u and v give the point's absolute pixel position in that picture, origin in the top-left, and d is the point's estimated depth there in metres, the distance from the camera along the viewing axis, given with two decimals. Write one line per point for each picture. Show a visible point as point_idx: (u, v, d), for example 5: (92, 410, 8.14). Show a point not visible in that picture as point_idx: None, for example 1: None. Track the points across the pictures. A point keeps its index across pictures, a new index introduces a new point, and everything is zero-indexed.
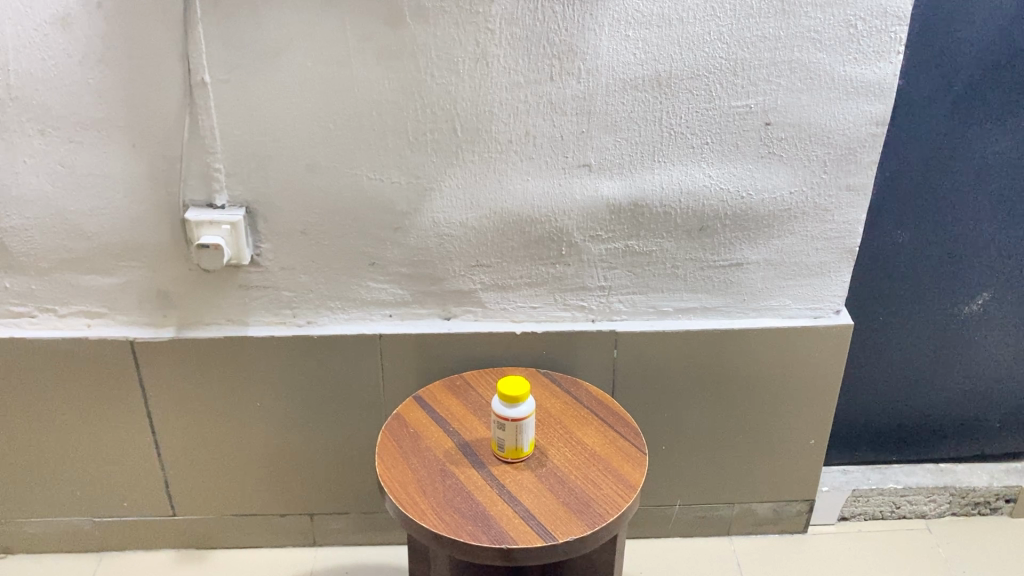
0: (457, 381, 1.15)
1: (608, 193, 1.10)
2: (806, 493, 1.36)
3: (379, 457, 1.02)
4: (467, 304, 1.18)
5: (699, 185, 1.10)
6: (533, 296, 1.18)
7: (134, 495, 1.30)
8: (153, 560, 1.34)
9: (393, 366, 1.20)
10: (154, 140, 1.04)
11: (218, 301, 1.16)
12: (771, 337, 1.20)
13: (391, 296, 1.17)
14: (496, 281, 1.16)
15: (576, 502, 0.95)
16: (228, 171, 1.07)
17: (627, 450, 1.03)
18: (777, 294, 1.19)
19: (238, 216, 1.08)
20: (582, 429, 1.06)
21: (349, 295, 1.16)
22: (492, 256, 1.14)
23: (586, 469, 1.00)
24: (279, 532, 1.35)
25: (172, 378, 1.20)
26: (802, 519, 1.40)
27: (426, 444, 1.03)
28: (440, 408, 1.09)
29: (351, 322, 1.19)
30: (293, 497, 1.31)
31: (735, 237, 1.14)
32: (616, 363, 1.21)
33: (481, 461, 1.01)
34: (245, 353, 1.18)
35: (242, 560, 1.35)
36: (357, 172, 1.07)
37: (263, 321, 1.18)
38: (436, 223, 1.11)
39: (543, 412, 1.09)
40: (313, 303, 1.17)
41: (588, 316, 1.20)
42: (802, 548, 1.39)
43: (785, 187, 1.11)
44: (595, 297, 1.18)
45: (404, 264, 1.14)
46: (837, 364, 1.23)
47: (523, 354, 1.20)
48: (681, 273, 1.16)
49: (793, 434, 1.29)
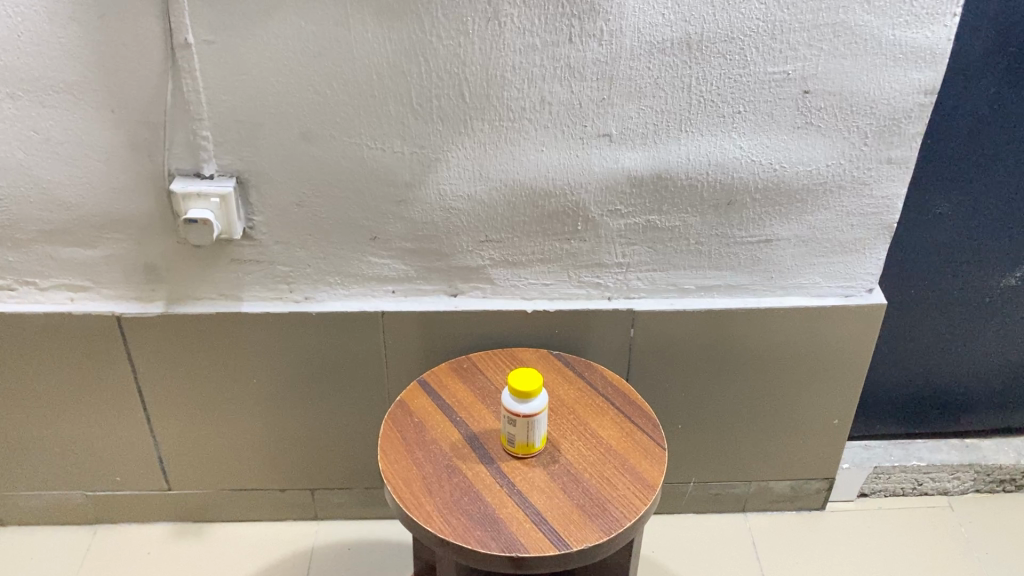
0: (463, 363, 1.08)
1: (629, 164, 1.01)
2: (827, 471, 1.30)
3: (381, 450, 0.96)
4: (475, 281, 1.10)
5: (729, 157, 1.01)
6: (546, 273, 1.10)
7: (127, 470, 1.25)
8: (150, 534, 1.30)
9: (396, 344, 1.13)
10: (134, 105, 0.95)
11: (208, 277, 1.08)
12: (799, 316, 1.13)
13: (393, 272, 1.09)
14: (507, 258, 1.08)
15: (591, 504, 0.90)
16: (217, 138, 0.98)
17: (644, 444, 0.97)
18: (807, 272, 1.11)
19: (227, 187, 0.99)
20: (597, 420, 1.00)
21: (348, 270, 1.09)
22: (502, 231, 1.06)
23: (602, 467, 0.94)
24: (280, 506, 1.30)
25: (161, 352, 1.13)
26: (821, 498, 1.34)
27: (431, 435, 0.97)
28: (445, 394, 1.03)
29: (351, 298, 1.11)
30: (293, 473, 1.27)
31: (765, 212, 1.06)
32: (632, 342, 1.14)
33: (489, 457, 0.95)
34: (238, 329, 1.11)
35: (240, 536, 1.31)
36: (357, 141, 0.98)
37: (257, 296, 1.11)
38: (442, 196, 1.03)
39: (555, 399, 1.02)
40: (311, 278, 1.09)
41: (604, 294, 1.12)
42: (820, 527, 1.34)
43: (821, 159, 1.02)
44: (612, 274, 1.10)
45: (408, 239, 1.06)
46: (867, 343, 1.16)
47: (535, 333, 1.13)
48: (705, 249, 1.08)
49: (817, 412, 1.23)
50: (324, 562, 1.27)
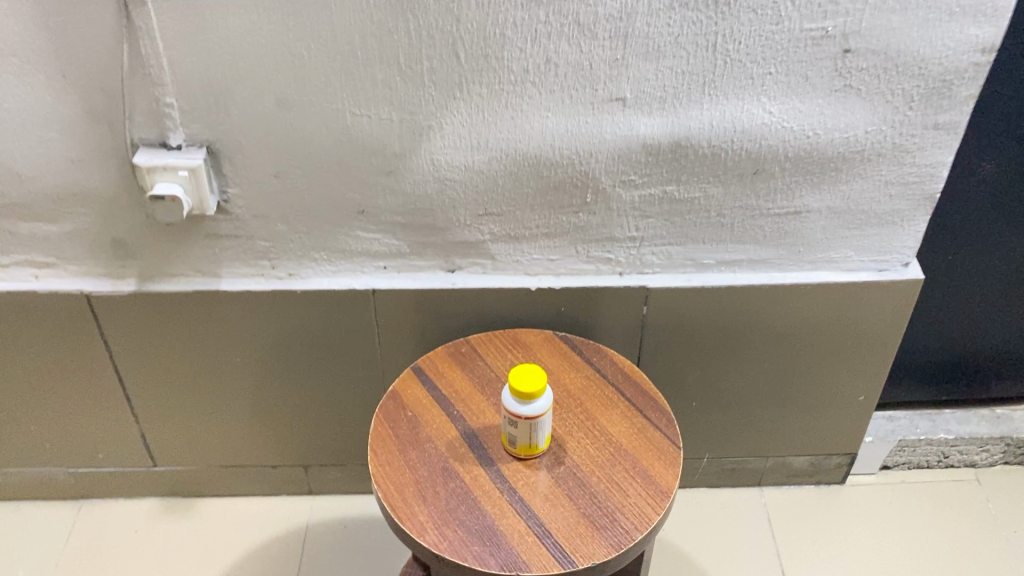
0: (462, 346, 0.99)
1: (645, 131, 0.90)
2: (849, 447, 1.23)
3: (371, 449, 0.88)
4: (473, 256, 1.01)
5: (757, 123, 0.90)
6: (551, 248, 1.00)
7: (109, 448, 1.18)
8: (137, 510, 1.25)
9: (389, 322, 1.04)
10: (87, 69, 0.84)
11: (183, 253, 0.99)
12: (827, 292, 1.04)
13: (385, 247, 0.99)
14: (508, 232, 0.98)
15: (599, 514, 0.83)
16: (183, 105, 0.87)
17: (657, 443, 0.89)
18: (839, 246, 1.01)
19: (196, 160, 0.89)
20: (606, 414, 0.92)
21: (335, 245, 0.99)
22: (503, 203, 0.96)
23: (610, 470, 0.86)
24: (272, 482, 1.24)
25: (136, 331, 1.05)
26: (841, 472, 1.28)
27: (426, 432, 0.90)
28: (441, 383, 0.95)
29: (339, 275, 1.02)
30: (284, 449, 1.20)
31: (795, 182, 0.95)
32: (645, 320, 1.05)
33: (489, 458, 0.87)
34: (218, 307, 1.03)
35: (232, 512, 1.25)
36: (340, 107, 0.88)
37: (237, 273, 1.02)
38: (436, 166, 0.92)
39: (561, 389, 0.94)
40: (295, 254, 1.00)
41: (615, 269, 1.03)
42: (838, 502, 1.28)
43: (860, 125, 0.91)
44: (624, 249, 1.01)
45: (399, 213, 0.96)
46: (900, 320, 1.07)
47: (539, 311, 1.04)
48: (727, 222, 0.98)
49: (842, 389, 1.15)
50: (319, 541, 1.22)
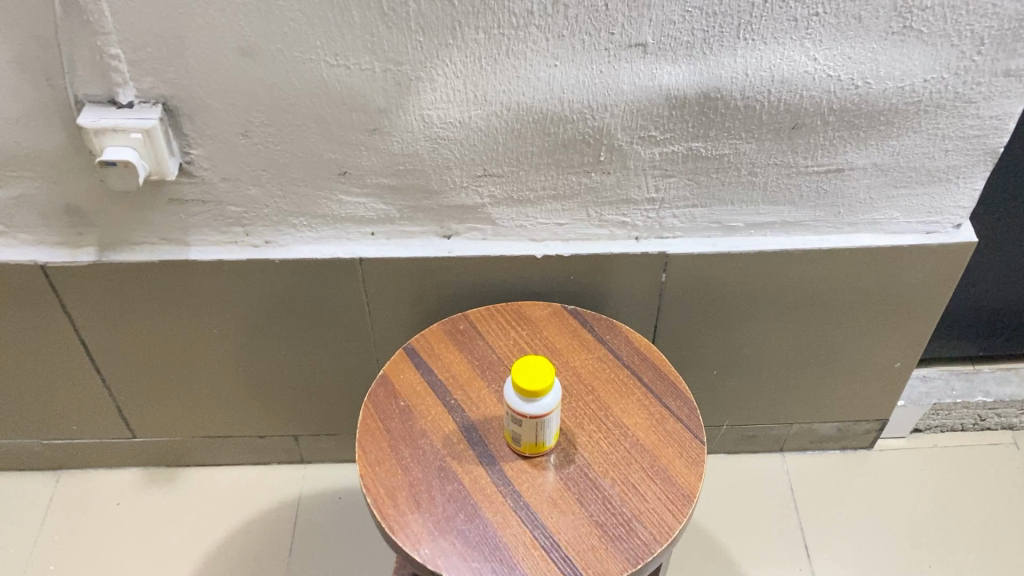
0: (460, 322, 0.89)
1: (668, 81, 0.78)
2: (880, 413, 1.14)
3: (360, 446, 0.79)
4: (472, 221, 0.90)
5: (798, 72, 0.77)
6: (560, 212, 0.89)
7: (83, 419, 1.10)
8: (119, 481, 1.17)
9: (380, 293, 0.94)
10: (12, 17, 0.71)
11: (145, 220, 0.88)
12: (868, 256, 0.93)
13: (371, 212, 0.88)
14: (511, 194, 0.87)
15: (613, 523, 0.74)
16: (131, 57, 0.74)
17: (677, 437, 0.80)
18: (883, 206, 0.90)
19: (150, 120, 0.77)
20: (621, 403, 0.82)
21: (316, 210, 0.88)
22: (505, 163, 0.84)
23: (626, 469, 0.77)
24: (261, 451, 1.17)
25: (101, 303, 0.95)
26: (870, 437, 1.19)
27: (420, 426, 0.80)
28: (437, 366, 0.85)
29: (322, 242, 0.91)
30: (272, 420, 1.12)
31: (838, 137, 0.83)
32: (663, 288, 0.95)
33: (490, 457, 0.78)
34: (189, 277, 0.93)
35: (219, 483, 1.17)
36: (314, 57, 0.75)
37: (207, 241, 0.91)
38: (427, 123, 0.80)
39: (570, 374, 0.84)
40: (270, 220, 0.89)
41: (631, 234, 0.92)
42: (866, 469, 1.20)
43: (918, 73, 0.78)
44: (641, 212, 0.89)
45: (386, 174, 0.85)
46: (947, 285, 0.96)
47: (546, 280, 0.94)
48: (758, 181, 0.87)
49: (877, 356, 1.05)
50: (312, 514, 1.15)
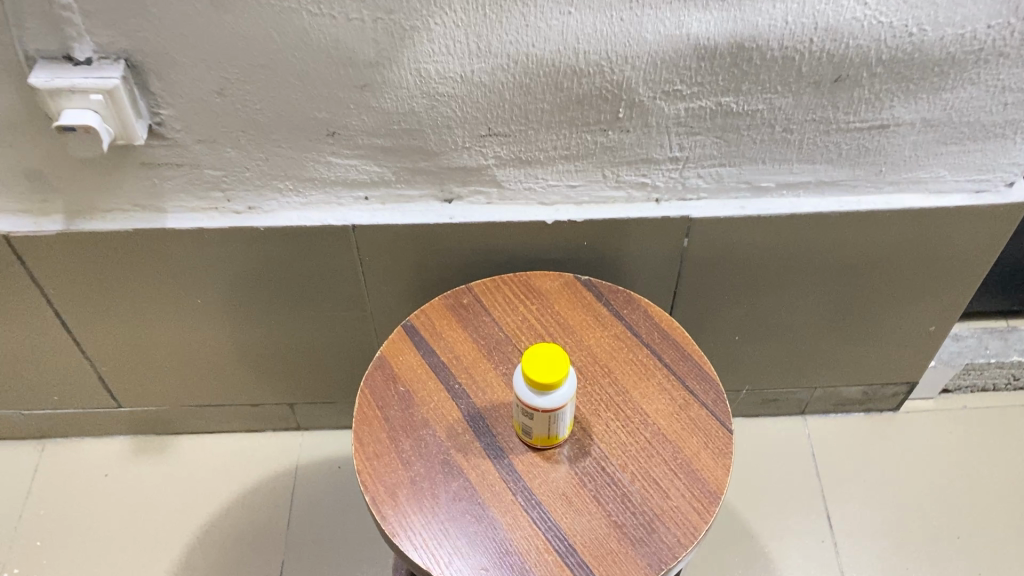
0: (464, 295, 0.81)
1: (698, 29, 0.68)
2: (909, 376, 1.08)
3: (357, 437, 0.73)
4: (475, 183, 0.81)
5: (846, 18, 0.68)
6: (572, 173, 0.80)
7: (65, 389, 1.04)
8: (107, 451, 1.12)
9: (376, 260, 0.87)
10: None
11: (114, 186, 0.80)
12: (910, 218, 0.85)
13: (364, 174, 0.80)
14: (518, 155, 0.78)
15: (634, 523, 0.68)
16: (85, 7, 0.65)
17: (702, 425, 0.73)
18: (929, 164, 0.81)
19: (112, 80, 0.68)
20: (640, 387, 0.75)
21: (302, 173, 0.79)
22: (512, 121, 0.75)
23: (647, 463, 0.71)
24: (254, 419, 1.11)
25: (73, 273, 0.88)
26: (897, 399, 1.13)
27: (422, 414, 0.74)
28: (439, 346, 0.78)
29: (311, 207, 0.83)
30: (265, 388, 1.05)
31: (886, 90, 0.74)
32: (684, 253, 0.87)
33: (498, 449, 0.72)
34: (167, 246, 0.85)
35: (212, 452, 1.12)
36: (293, 5, 0.65)
37: (185, 207, 0.83)
38: (424, 78, 0.71)
39: (585, 354, 0.77)
40: (252, 184, 0.81)
41: (650, 196, 0.83)
42: (892, 432, 1.14)
43: (982, 18, 0.68)
44: (662, 172, 0.81)
45: (379, 134, 0.76)
46: (993, 247, 0.89)
47: (556, 246, 0.86)
48: (794, 138, 0.78)
49: (911, 319, 0.98)
50: (310, 485, 1.09)
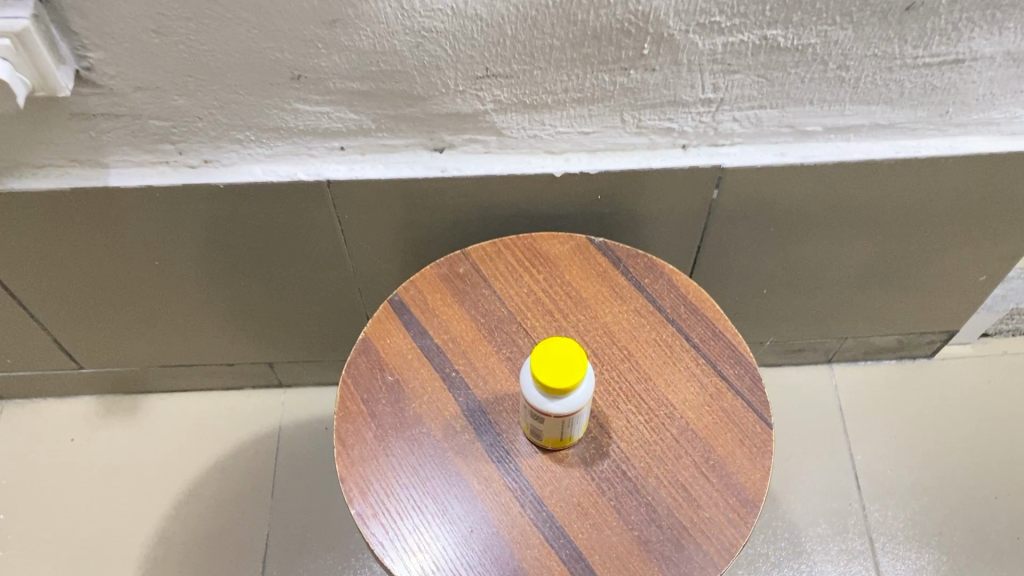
0: (460, 262, 0.70)
1: None
2: (949, 324, 0.98)
3: (339, 436, 0.63)
4: (471, 131, 0.69)
5: None
6: (585, 117, 0.68)
7: (18, 352, 0.93)
8: (72, 412, 1.03)
9: (357, 217, 0.75)
10: None
11: (44, 139, 0.67)
12: (975, 164, 0.73)
13: (339, 122, 0.68)
14: (521, 98, 0.66)
15: (660, 539, 0.59)
16: None
17: (736, 419, 0.63)
18: (1005, 103, 0.69)
19: (21, 21, 0.54)
20: (665, 373, 0.65)
21: (265, 122, 0.67)
22: (514, 61, 0.62)
23: (674, 465, 0.62)
24: (232, 377, 1.01)
25: (7, 236, 0.76)
26: (932, 347, 1.04)
27: (414, 409, 0.64)
28: (432, 325, 0.67)
29: (279, 160, 0.71)
30: (240, 346, 0.95)
31: (968, 19, 0.60)
32: (713, 204, 0.76)
33: (503, 450, 0.62)
34: (113, 206, 0.73)
35: (186, 412, 1.03)
36: None
37: (130, 161, 0.71)
38: (406, 11, 0.57)
39: (600, 333, 0.67)
40: (207, 136, 0.68)
41: (675, 142, 0.71)
42: (925, 380, 1.05)
43: None
44: (691, 115, 0.68)
45: (354, 78, 0.63)
46: None
47: (566, 199, 0.74)
48: (850, 76, 0.65)
49: (960, 268, 0.88)
50: (295, 448, 1.00)
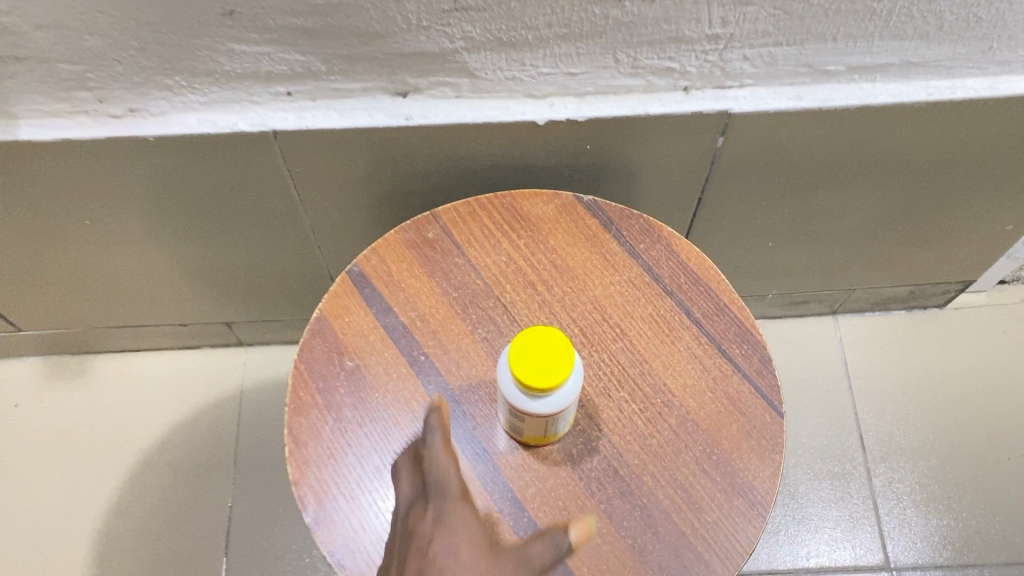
0: (429, 226, 0.61)
1: None
2: (965, 273, 0.91)
3: (291, 431, 0.55)
4: (439, 73, 0.59)
5: None
6: (573, 58, 0.58)
7: None
8: (16, 375, 0.95)
9: (312, 169, 0.66)
10: None
11: None
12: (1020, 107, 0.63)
13: (283, 65, 0.57)
14: (496, 35, 0.55)
15: (657, 549, 0.52)
16: None
17: (742, 407, 0.56)
18: None
19: None
20: (662, 354, 0.57)
21: (197, 65, 0.57)
22: None
23: (672, 462, 0.54)
24: (188, 335, 0.93)
25: None
26: (945, 296, 0.96)
27: (376, 399, 0.56)
28: (398, 301, 0.59)
29: (216, 107, 0.61)
30: (193, 306, 0.87)
31: None
32: (717, 152, 0.67)
33: (479, 446, 0.55)
34: (29, 162, 0.63)
35: (141, 374, 0.95)
36: None
37: (44, 111, 0.61)
38: None
39: (589, 308, 0.59)
40: (129, 82, 0.58)
41: (676, 84, 0.62)
42: (936, 331, 0.98)
43: None
44: (696, 54, 0.58)
45: (296, 14, 0.52)
46: None
47: (550, 149, 0.65)
48: (885, 9, 0.55)
49: (985, 217, 0.79)
50: (260, 410, 0.93)
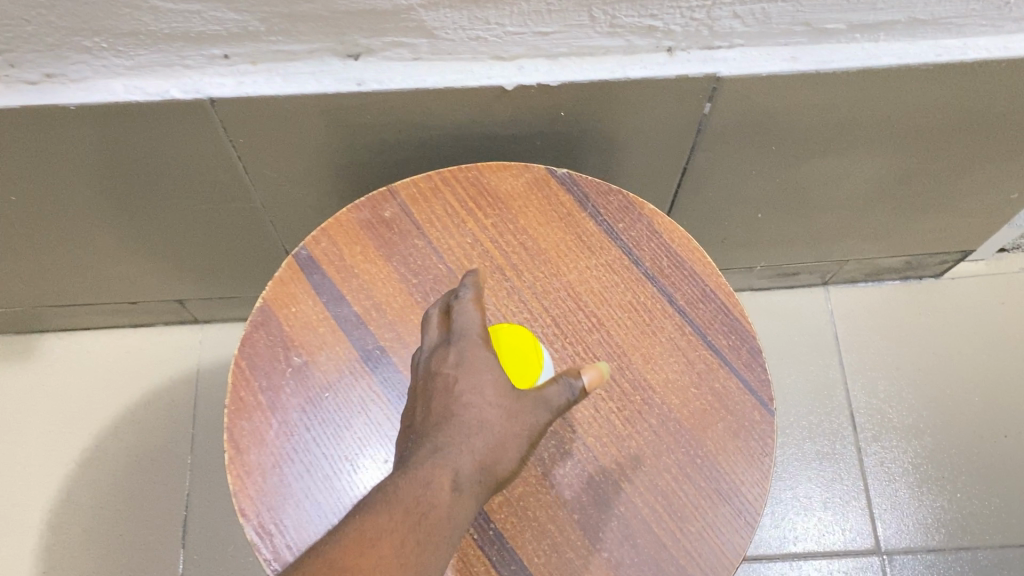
0: (385, 205, 0.56)
1: None
2: (963, 243, 0.86)
3: (231, 437, 0.49)
4: (393, 33, 0.52)
5: None
6: (544, 17, 0.52)
7: None
8: None
9: (258, 139, 0.60)
10: None
11: None
12: None
13: (216, 24, 0.51)
14: None
15: (635, 562, 0.47)
16: None
17: (729, 405, 0.51)
18: None
19: None
20: (642, 347, 0.52)
21: (117, 25, 0.50)
22: None
23: (653, 465, 0.49)
24: (139, 313, 0.87)
25: None
26: (941, 266, 0.92)
27: (326, 398, 0.51)
28: (351, 289, 0.53)
29: (145, 72, 0.55)
30: (141, 283, 0.81)
31: None
32: (703, 119, 0.61)
33: None
34: None
35: (91, 354, 0.89)
36: None
37: None
38: None
39: (562, 295, 0.53)
40: (43, 44, 0.51)
41: (659, 44, 0.55)
42: (931, 301, 0.94)
43: None
44: (682, 11, 0.52)
45: None
46: None
47: (520, 116, 0.59)
48: None
49: (989, 185, 0.74)
50: (219, 391, 0.88)
